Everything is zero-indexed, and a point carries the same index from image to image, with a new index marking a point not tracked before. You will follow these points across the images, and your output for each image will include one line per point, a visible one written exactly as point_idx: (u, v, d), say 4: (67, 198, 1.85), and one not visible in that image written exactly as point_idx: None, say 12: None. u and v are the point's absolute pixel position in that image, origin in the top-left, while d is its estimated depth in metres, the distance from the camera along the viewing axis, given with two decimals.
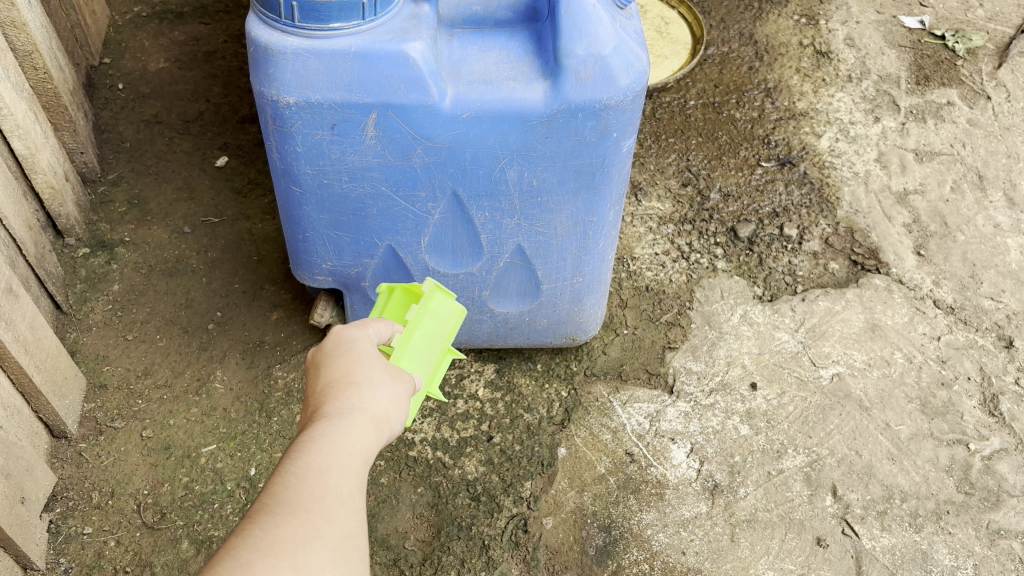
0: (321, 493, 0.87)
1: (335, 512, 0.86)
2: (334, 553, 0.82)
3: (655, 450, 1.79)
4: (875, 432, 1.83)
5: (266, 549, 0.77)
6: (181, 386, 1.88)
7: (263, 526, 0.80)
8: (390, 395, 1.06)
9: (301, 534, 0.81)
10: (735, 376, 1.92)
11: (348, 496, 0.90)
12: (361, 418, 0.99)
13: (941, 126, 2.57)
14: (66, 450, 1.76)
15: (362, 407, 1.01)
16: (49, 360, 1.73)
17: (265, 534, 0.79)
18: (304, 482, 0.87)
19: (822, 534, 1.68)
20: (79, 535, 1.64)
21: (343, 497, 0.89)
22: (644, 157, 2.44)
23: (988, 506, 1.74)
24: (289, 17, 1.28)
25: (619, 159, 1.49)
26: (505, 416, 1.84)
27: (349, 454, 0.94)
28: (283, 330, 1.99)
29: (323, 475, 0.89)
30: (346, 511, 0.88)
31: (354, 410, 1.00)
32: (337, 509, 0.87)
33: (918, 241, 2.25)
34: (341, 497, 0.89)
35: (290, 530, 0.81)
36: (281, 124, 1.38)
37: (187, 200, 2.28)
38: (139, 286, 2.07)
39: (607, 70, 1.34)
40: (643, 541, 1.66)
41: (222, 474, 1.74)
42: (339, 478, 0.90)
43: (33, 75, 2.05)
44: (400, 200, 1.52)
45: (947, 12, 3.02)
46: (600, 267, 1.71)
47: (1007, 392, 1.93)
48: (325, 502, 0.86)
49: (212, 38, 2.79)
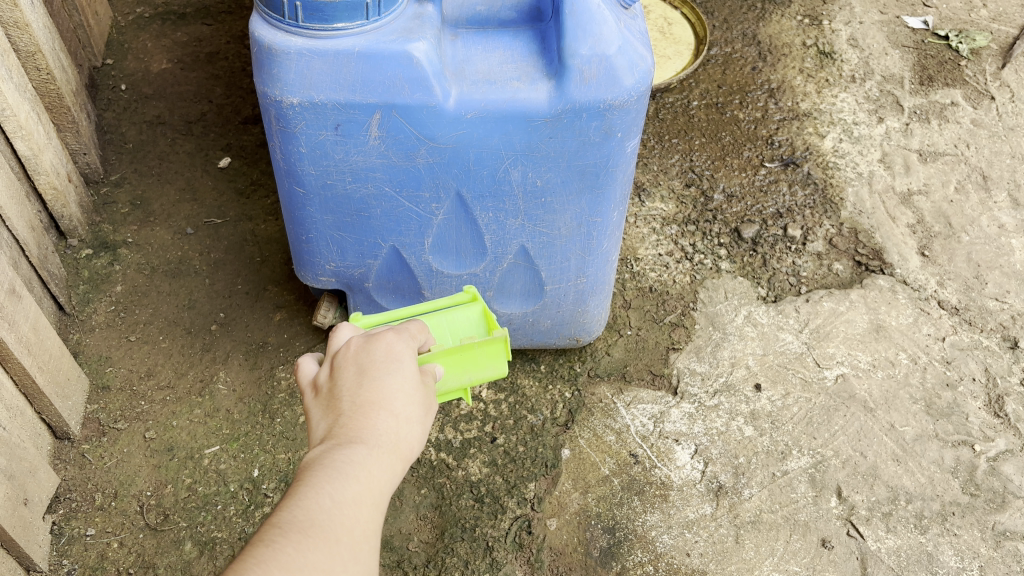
0: (353, 526, 0.86)
1: (360, 549, 0.86)
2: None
3: (659, 451, 1.79)
4: (880, 433, 1.83)
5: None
6: (184, 387, 1.88)
7: (293, 551, 0.80)
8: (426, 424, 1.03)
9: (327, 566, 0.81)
10: (739, 376, 1.91)
11: (373, 531, 0.89)
12: (400, 448, 0.96)
13: (945, 126, 2.57)
14: (69, 451, 1.76)
15: (402, 432, 0.98)
16: (52, 361, 1.73)
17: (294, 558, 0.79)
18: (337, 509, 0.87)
19: (827, 536, 1.67)
20: (82, 536, 1.64)
21: (369, 531, 0.88)
22: (647, 157, 2.44)
23: (994, 508, 1.74)
24: (292, 17, 1.28)
25: (623, 159, 1.48)
26: (509, 417, 1.84)
27: (383, 485, 0.92)
28: (286, 331, 1.99)
29: (357, 506, 0.88)
30: (370, 545, 0.88)
31: (397, 436, 0.97)
32: (364, 546, 0.87)
33: (922, 241, 2.24)
34: (368, 533, 0.88)
35: (318, 558, 0.81)
36: (285, 124, 1.38)
37: (190, 201, 2.28)
38: (142, 287, 2.06)
39: (611, 69, 1.34)
40: (647, 542, 1.65)
41: (225, 475, 1.74)
42: (368, 513, 0.89)
43: (36, 75, 2.05)
44: (403, 200, 1.52)
45: (950, 12, 3.02)
46: (604, 268, 1.71)
47: (1012, 392, 1.93)
48: (353, 537, 0.86)
49: (215, 39, 2.79)
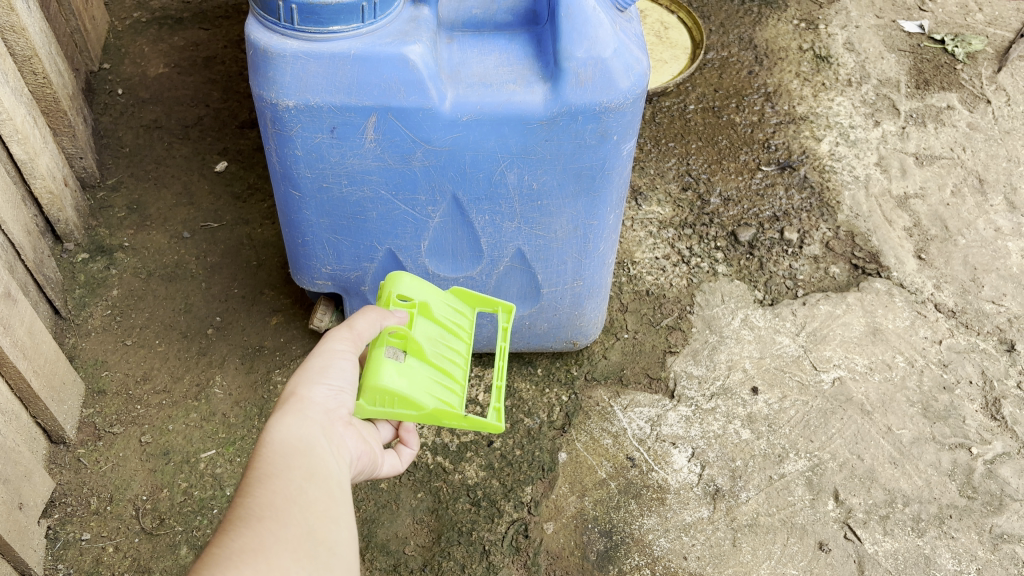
0: (272, 500, 0.92)
1: (289, 516, 0.92)
2: (296, 553, 0.88)
3: (655, 455, 1.79)
4: (877, 436, 1.83)
5: (229, 564, 0.82)
6: (181, 392, 1.87)
7: (226, 541, 0.85)
8: (320, 385, 1.13)
9: (260, 540, 0.87)
10: (736, 380, 1.91)
11: (305, 494, 0.96)
12: (290, 415, 1.06)
13: (941, 130, 2.57)
14: (65, 455, 1.75)
15: (290, 406, 1.08)
16: (48, 365, 1.73)
17: (223, 551, 0.84)
18: (252, 491, 0.92)
19: (825, 539, 1.67)
20: (77, 541, 1.63)
21: (297, 494, 0.95)
22: (643, 161, 2.44)
23: (991, 510, 1.73)
24: (288, 20, 1.28)
25: (619, 162, 1.48)
26: (505, 421, 1.83)
27: (290, 453, 1.00)
28: (283, 335, 1.99)
29: (270, 482, 0.95)
30: (301, 510, 0.93)
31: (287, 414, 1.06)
32: (292, 510, 0.93)
33: (918, 245, 2.24)
34: (295, 495, 0.95)
35: (247, 540, 0.86)
36: (280, 127, 1.38)
37: (186, 205, 2.28)
38: (138, 291, 2.06)
39: (607, 73, 1.34)
40: (644, 546, 1.65)
41: (221, 479, 1.73)
42: (286, 483, 0.96)
43: (32, 80, 2.05)
44: (399, 203, 1.52)
45: (946, 16, 3.03)
46: (600, 271, 1.71)
47: (1010, 395, 1.93)
48: (277, 506, 0.92)
49: (212, 43, 2.79)
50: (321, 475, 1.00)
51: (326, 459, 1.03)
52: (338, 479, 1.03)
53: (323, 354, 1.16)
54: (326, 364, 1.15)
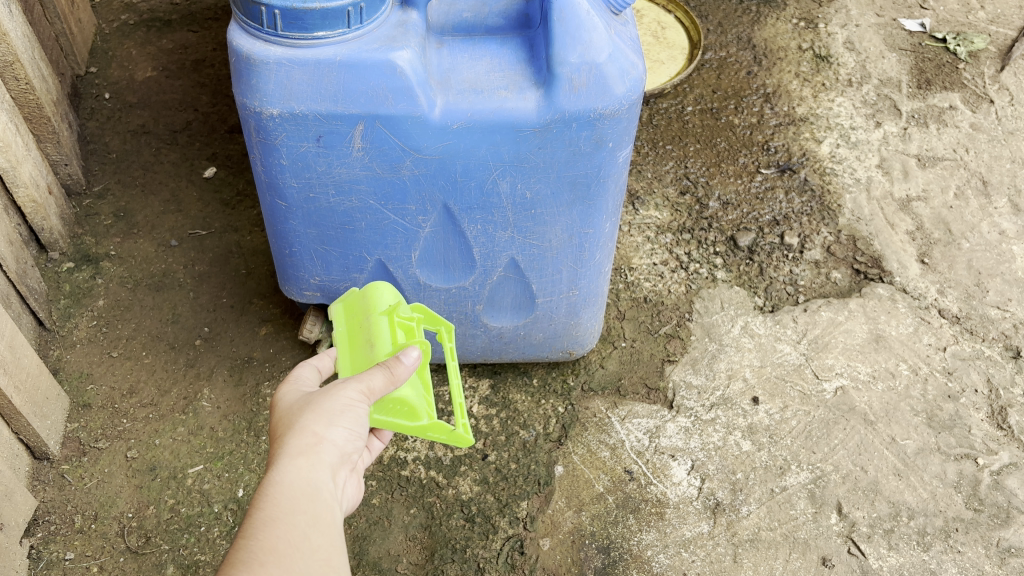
0: (276, 544, 0.93)
1: (291, 564, 0.92)
2: None
3: (655, 468, 1.74)
4: (881, 447, 1.78)
5: None
6: (168, 405, 1.83)
7: None
8: (339, 425, 1.07)
9: None
10: (735, 390, 1.87)
11: (306, 541, 0.96)
12: (301, 456, 1.03)
13: (943, 131, 2.53)
14: (48, 472, 1.70)
15: (304, 445, 1.04)
16: (30, 380, 1.68)
17: None
18: (256, 536, 0.93)
19: (827, 554, 1.63)
20: (60, 561, 1.59)
21: (300, 542, 0.95)
22: (641, 165, 2.39)
23: (998, 523, 1.69)
24: (271, 26, 1.23)
25: (616, 169, 1.44)
26: (500, 433, 1.79)
27: (298, 496, 0.99)
28: (272, 346, 1.94)
29: (274, 525, 0.95)
30: (302, 555, 0.94)
31: (302, 447, 1.04)
32: (294, 556, 0.93)
33: (921, 249, 2.20)
34: (298, 541, 0.95)
35: None
36: (265, 135, 1.33)
37: (174, 212, 2.24)
38: (124, 302, 2.02)
39: (602, 78, 1.29)
40: (643, 563, 1.60)
41: (209, 496, 1.69)
42: (288, 527, 0.96)
43: (15, 86, 2.00)
44: (388, 213, 1.47)
45: (948, 14, 2.98)
46: (595, 280, 1.66)
47: (1016, 404, 1.89)
48: (278, 551, 0.92)
49: (200, 46, 2.74)
50: (326, 523, 1.00)
51: (332, 505, 1.02)
52: (340, 528, 1.02)
53: (339, 395, 1.09)
54: (342, 407, 1.08)
